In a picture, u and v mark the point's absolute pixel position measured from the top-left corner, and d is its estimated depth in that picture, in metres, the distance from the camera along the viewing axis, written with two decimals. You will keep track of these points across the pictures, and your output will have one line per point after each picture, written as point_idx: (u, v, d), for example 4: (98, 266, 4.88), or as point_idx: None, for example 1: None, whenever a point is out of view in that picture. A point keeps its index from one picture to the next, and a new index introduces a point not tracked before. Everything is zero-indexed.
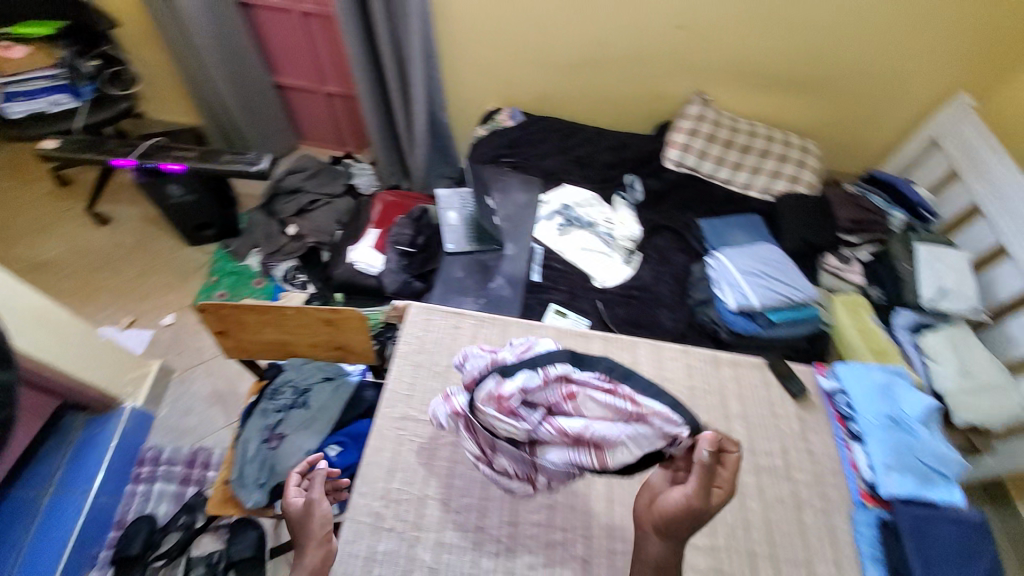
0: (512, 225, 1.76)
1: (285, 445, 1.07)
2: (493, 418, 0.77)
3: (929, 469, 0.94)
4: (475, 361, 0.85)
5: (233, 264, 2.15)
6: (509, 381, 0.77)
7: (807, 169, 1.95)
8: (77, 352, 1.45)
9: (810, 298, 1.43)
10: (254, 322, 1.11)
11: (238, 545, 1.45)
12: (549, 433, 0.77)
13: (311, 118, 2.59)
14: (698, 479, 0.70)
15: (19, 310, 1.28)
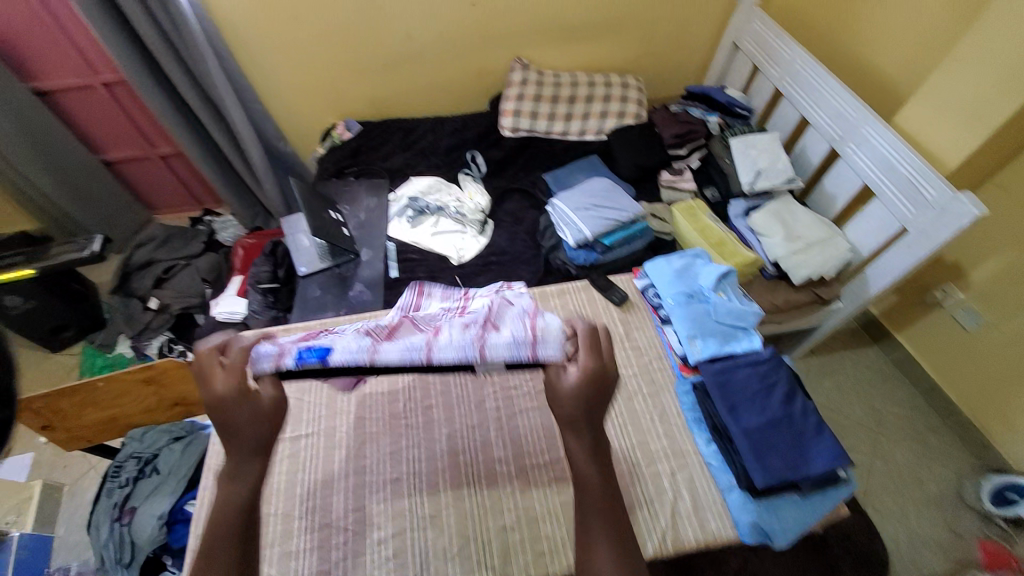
0: (365, 230, 1.75)
1: (137, 517, 1.07)
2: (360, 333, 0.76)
3: (729, 328, 1.05)
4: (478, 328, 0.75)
5: (104, 357, 1.94)
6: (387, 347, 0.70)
7: (632, 102, 1.99)
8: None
9: (637, 214, 1.52)
10: (70, 406, 1.12)
11: None
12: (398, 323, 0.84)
13: (154, 185, 2.31)
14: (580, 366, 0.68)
15: None
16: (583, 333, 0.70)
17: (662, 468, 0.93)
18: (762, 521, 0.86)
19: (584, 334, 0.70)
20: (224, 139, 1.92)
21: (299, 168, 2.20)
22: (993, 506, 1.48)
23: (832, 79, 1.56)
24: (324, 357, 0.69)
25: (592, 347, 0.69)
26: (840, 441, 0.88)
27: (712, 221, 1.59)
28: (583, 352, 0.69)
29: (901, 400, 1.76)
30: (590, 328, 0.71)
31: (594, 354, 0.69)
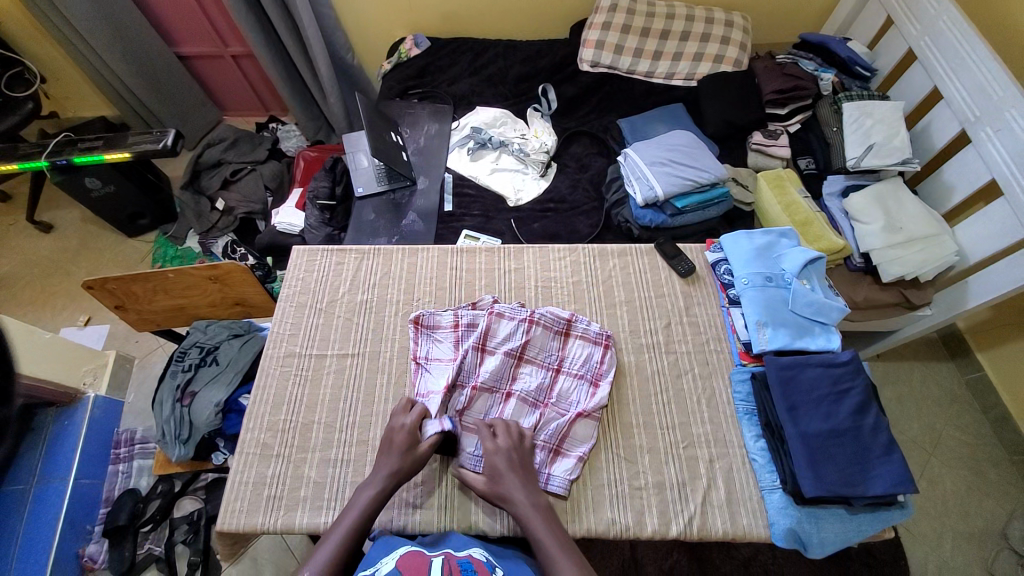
0: (423, 158, 1.70)
1: (196, 401, 1.16)
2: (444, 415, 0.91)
3: (806, 321, 0.96)
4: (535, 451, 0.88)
5: (174, 248, 2.07)
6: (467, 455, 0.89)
7: (734, 45, 1.74)
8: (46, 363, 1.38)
9: (719, 177, 1.37)
10: (143, 291, 1.20)
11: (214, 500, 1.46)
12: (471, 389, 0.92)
13: (223, 85, 2.30)
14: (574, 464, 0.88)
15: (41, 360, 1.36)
16: (501, 438, 0.84)
17: (701, 453, 0.90)
18: (799, 528, 0.82)
19: (508, 435, 0.85)
20: (293, 44, 1.86)
21: (363, 82, 2.12)
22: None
23: (983, 45, 1.29)
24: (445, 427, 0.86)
25: (514, 450, 0.84)
26: (908, 464, 0.81)
27: (802, 197, 1.42)
28: (504, 446, 0.84)
29: (967, 424, 1.62)
30: (513, 433, 0.85)
31: (512, 450, 0.84)
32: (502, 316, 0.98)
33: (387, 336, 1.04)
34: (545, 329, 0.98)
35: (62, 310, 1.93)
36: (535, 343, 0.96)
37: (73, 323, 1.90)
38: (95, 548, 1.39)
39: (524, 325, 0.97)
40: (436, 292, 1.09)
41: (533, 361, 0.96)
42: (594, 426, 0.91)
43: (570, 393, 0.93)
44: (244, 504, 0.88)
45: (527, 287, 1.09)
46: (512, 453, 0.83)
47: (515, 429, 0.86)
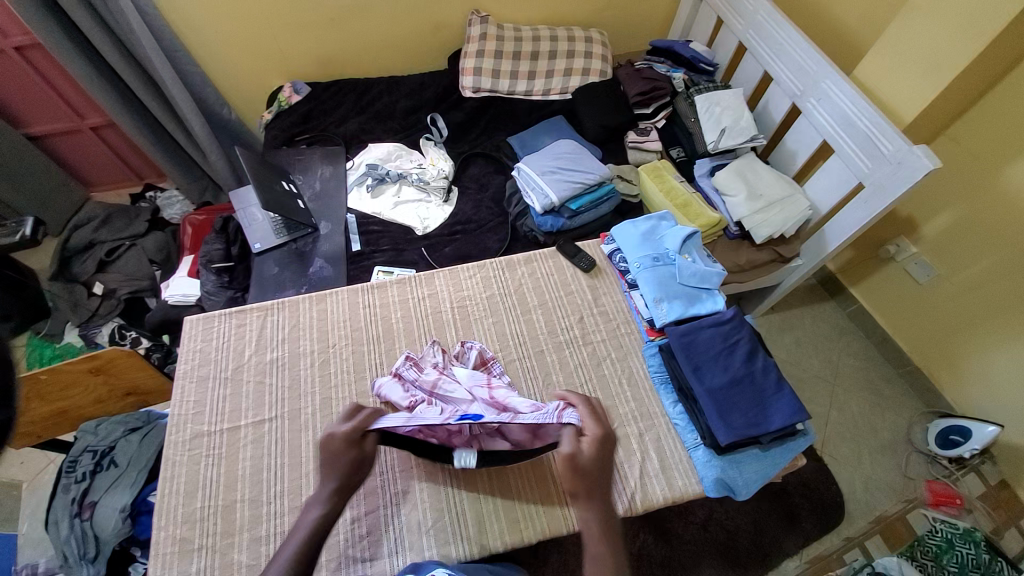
0: (322, 203, 1.66)
1: (98, 511, 1.02)
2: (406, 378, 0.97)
3: (694, 290, 1.07)
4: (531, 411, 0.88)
5: (52, 347, 1.82)
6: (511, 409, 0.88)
7: (597, 58, 1.92)
8: None
9: (604, 175, 1.49)
10: (12, 401, 1.04)
11: None
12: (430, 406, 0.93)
13: (88, 161, 2.10)
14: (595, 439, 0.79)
15: None
16: (592, 442, 0.78)
17: (631, 430, 0.96)
18: (725, 477, 0.90)
19: (598, 441, 0.79)
20: (158, 108, 1.75)
21: (246, 135, 2.04)
22: (941, 449, 1.61)
23: (796, 31, 1.54)
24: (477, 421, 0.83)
25: (598, 457, 0.78)
26: (798, 397, 0.93)
27: (678, 182, 1.59)
28: (592, 455, 0.77)
29: (855, 351, 1.87)
30: (604, 438, 0.79)
31: (595, 457, 0.78)
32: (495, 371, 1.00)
33: (304, 390, 0.99)
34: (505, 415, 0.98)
35: None
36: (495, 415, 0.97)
37: None
38: None
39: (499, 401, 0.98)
40: (352, 334, 1.07)
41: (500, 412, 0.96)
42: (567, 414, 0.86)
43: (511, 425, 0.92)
44: None
45: (443, 310, 1.10)
46: (596, 461, 0.77)
47: (607, 432, 0.81)
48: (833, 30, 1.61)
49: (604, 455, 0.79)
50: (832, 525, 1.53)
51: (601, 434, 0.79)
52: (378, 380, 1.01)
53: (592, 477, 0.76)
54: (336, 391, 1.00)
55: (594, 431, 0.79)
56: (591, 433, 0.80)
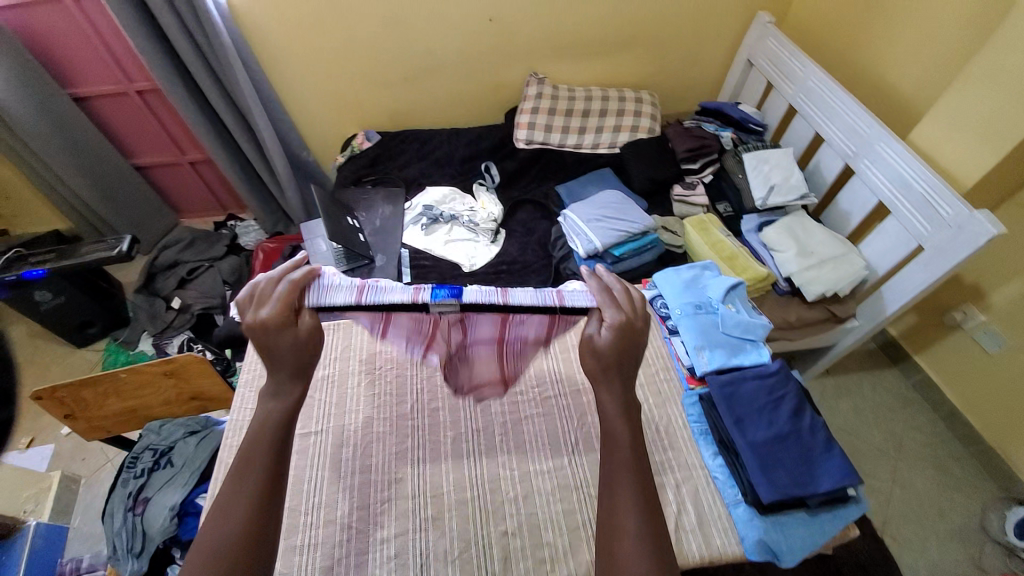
0: (380, 237, 1.80)
1: (150, 507, 1.09)
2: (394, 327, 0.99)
3: (738, 340, 1.06)
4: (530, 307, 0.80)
5: (125, 354, 2.00)
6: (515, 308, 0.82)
7: (646, 117, 2.01)
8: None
9: (649, 225, 1.53)
10: (94, 395, 1.14)
11: None
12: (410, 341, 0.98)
13: (182, 190, 2.40)
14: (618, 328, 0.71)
15: None
16: (610, 328, 0.71)
17: (668, 479, 0.91)
18: (768, 539, 0.85)
19: (617, 326, 0.71)
20: (250, 149, 1.99)
21: (319, 175, 2.26)
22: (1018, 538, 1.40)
23: (845, 96, 1.57)
24: (459, 296, 0.76)
25: (618, 345, 0.70)
26: (850, 458, 0.88)
27: (724, 236, 1.60)
28: (611, 339, 0.70)
29: (918, 423, 1.72)
30: (628, 325, 0.71)
31: (614, 343, 0.70)
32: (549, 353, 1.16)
33: (350, 409, 1.05)
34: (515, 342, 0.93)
35: None
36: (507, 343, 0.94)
37: (11, 448, 1.75)
38: None
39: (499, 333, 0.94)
40: (398, 359, 1.12)
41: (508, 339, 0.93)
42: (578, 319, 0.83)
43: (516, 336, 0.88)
44: None
45: None
46: (616, 347, 0.70)
47: (630, 316, 0.72)
48: (889, 93, 1.62)
49: (626, 343, 0.71)
50: None
51: (619, 319, 0.71)
52: (418, 405, 1.06)
53: (613, 365, 0.70)
54: (379, 411, 1.05)
55: (612, 314, 0.72)
56: (613, 319, 0.72)
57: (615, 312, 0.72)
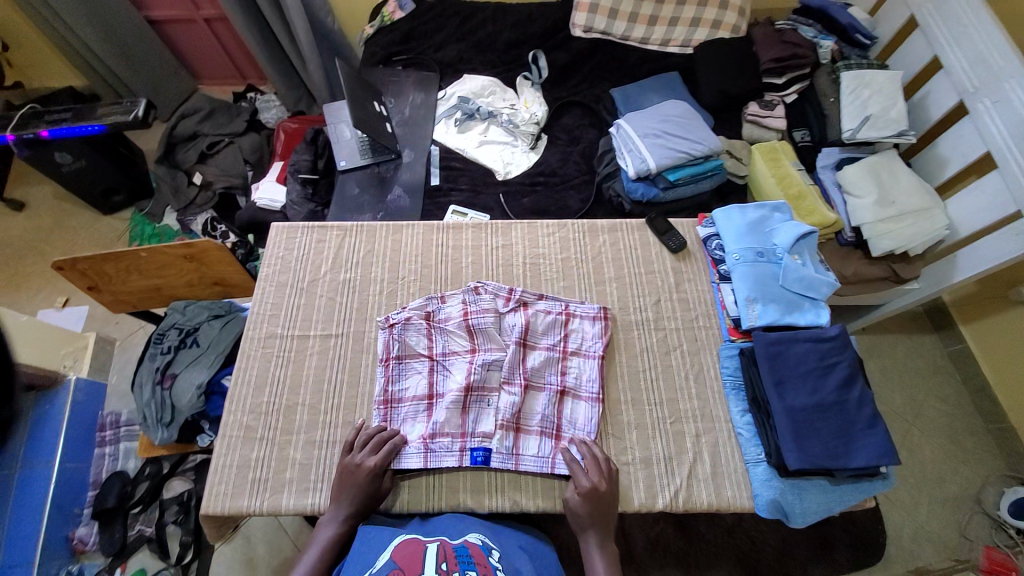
0: (408, 129, 1.63)
1: (177, 383, 1.14)
2: (414, 336, 0.96)
3: (797, 296, 0.95)
4: (537, 438, 0.88)
5: (152, 226, 1.99)
6: (533, 419, 0.89)
7: (733, 10, 1.67)
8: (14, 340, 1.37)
9: (715, 149, 1.33)
10: (115, 270, 1.13)
11: (176, 484, 1.54)
12: (439, 377, 0.94)
13: (198, 52, 2.18)
14: (586, 491, 0.81)
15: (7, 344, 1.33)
16: (580, 495, 0.81)
17: (688, 428, 0.91)
18: (782, 499, 0.84)
19: (586, 492, 0.81)
20: (268, 7, 1.74)
21: (345, 47, 2.00)
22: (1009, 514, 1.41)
23: (986, 11, 1.24)
24: (488, 460, 0.86)
25: (590, 505, 0.81)
26: (892, 438, 0.83)
27: (796, 170, 1.41)
28: (581, 506, 0.80)
29: (942, 393, 1.65)
30: (593, 493, 0.81)
31: (584, 507, 0.81)
32: (576, 354, 0.95)
33: (371, 315, 1.01)
34: (539, 333, 0.96)
35: (38, 292, 1.88)
36: (536, 325, 0.96)
37: (49, 305, 1.85)
38: (84, 531, 1.46)
39: (521, 313, 0.97)
40: (420, 270, 1.05)
41: (539, 346, 0.95)
42: (590, 408, 0.91)
43: (540, 368, 0.93)
44: (228, 486, 0.88)
45: (515, 264, 1.06)
46: (586, 506, 0.81)
47: (598, 484, 0.82)
48: None
49: (597, 506, 0.81)
50: (866, 569, 1.42)
51: (587, 488, 0.81)
52: None
53: (588, 517, 0.80)
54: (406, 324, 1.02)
55: (584, 485, 0.81)
56: (584, 485, 0.82)
57: (586, 479, 0.82)
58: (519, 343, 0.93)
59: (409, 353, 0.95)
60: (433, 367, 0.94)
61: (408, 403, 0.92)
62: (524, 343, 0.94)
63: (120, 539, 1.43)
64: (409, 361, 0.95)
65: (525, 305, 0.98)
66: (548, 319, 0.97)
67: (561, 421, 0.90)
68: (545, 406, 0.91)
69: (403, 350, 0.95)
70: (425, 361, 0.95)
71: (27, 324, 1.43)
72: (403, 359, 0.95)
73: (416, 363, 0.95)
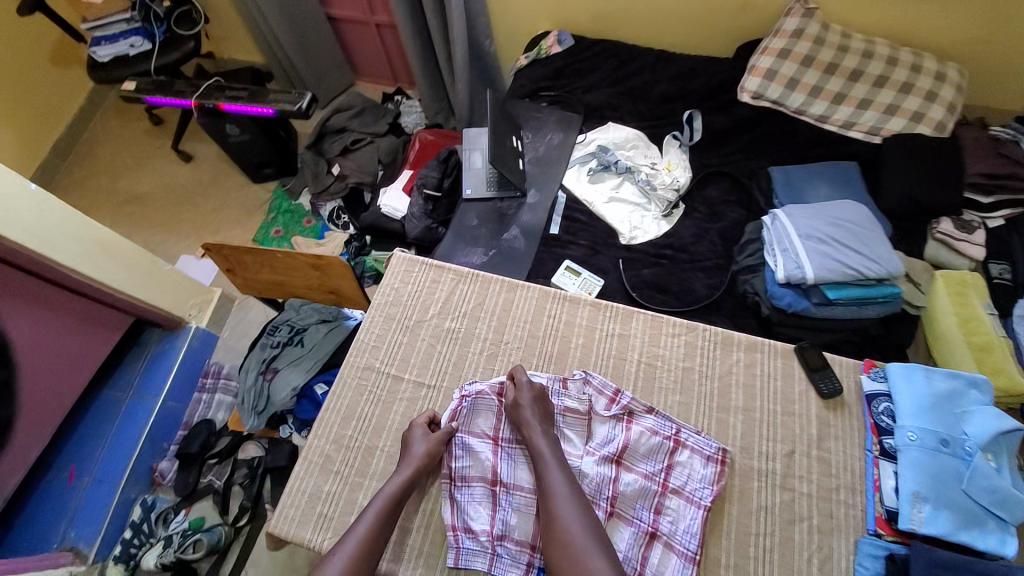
0: (540, 169, 1.59)
1: (277, 378, 1.20)
2: (482, 414, 0.94)
3: (981, 509, 0.80)
4: None
5: (288, 202, 2.17)
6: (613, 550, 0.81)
7: (946, 102, 1.40)
8: (154, 283, 1.51)
9: (894, 273, 1.11)
10: (252, 262, 1.21)
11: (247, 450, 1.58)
12: (502, 464, 0.90)
13: (363, 50, 2.34)
14: (529, 394, 0.89)
15: (143, 286, 1.47)
16: (529, 397, 0.89)
17: None
18: None
19: (528, 392, 0.89)
20: (434, 22, 1.80)
21: (496, 70, 2.00)
22: None
23: None
24: None
25: (539, 407, 0.89)
26: None
27: (988, 314, 1.13)
28: (530, 406, 0.88)
29: None
30: (536, 396, 0.89)
31: (536, 409, 0.88)
32: (676, 493, 0.85)
33: (464, 374, 0.99)
34: (645, 455, 0.87)
35: (186, 238, 2.13)
36: (637, 446, 0.87)
37: (190, 253, 2.09)
38: (166, 465, 1.56)
39: (625, 425, 0.89)
40: (527, 340, 1.01)
41: (637, 468, 0.87)
42: (682, 564, 0.80)
43: (632, 496, 0.84)
44: (297, 512, 0.89)
45: (629, 359, 0.99)
46: (535, 406, 0.88)
47: (536, 387, 0.91)
48: None
49: (542, 406, 0.89)
50: None
51: (530, 387, 0.89)
52: None
53: (539, 417, 0.88)
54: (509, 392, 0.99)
55: (524, 382, 0.91)
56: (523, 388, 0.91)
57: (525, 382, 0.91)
58: (615, 461, 0.86)
59: (473, 427, 0.93)
60: (496, 451, 0.91)
61: (473, 484, 0.89)
62: (618, 463, 0.86)
63: (191, 484, 1.51)
64: (473, 440, 0.92)
65: (631, 419, 0.90)
66: (653, 444, 0.88)
67: (646, 564, 0.80)
68: (630, 539, 0.82)
69: (464, 427, 0.93)
70: (489, 443, 0.92)
71: (168, 273, 1.56)
72: (468, 438, 0.92)
73: (478, 443, 0.92)
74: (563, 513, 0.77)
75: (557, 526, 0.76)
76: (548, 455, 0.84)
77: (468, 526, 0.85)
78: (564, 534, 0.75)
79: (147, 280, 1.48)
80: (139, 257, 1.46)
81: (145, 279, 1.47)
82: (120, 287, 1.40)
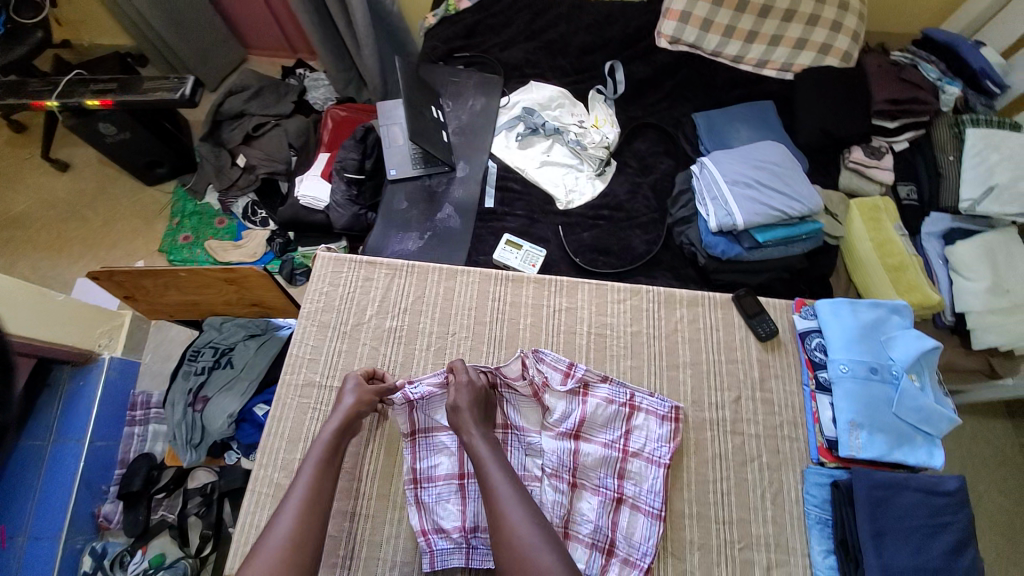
0: (465, 139, 1.49)
1: (209, 407, 1.09)
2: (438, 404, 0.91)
3: (909, 427, 0.89)
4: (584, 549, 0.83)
5: (193, 203, 1.93)
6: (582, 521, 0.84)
7: (847, 32, 1.44)
8: (49, 317, 1.30)
9: (813, 208, 1.16)
10: (152, 285, 1.06)
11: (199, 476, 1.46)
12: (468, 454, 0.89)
13: (249, 19, 2.05)
14: (464, 384, 0.87)
15: (38, 322, 1.26)
16: (462, 387, 0.86)
17: (757, 557, 0.86)
18: None
19: (463, 384, 0.87)
20: None
21: (403, 31, 1.84)
22: None
23: None
24: None
25: (472, 395, 0.87)
26: None
27: (899, 235, 1.23)
28: (469, 397, 0.86)
29: None
30: (477, 388, 0.87)
31: (472, 400, 0.86)
32: (638, 456, 0.88)
33: (413, 371, 0.95)
34: (602, 425, 0.89)
35: (80, 259, 1.86)
36: (594, 419, 0.89)
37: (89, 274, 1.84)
38: (110, 508, 1.42)
39: (581, 400, 0.90)
40: (474, 327, 0.98)
41: (597, 439, 0.89)
42: (651, 524, 0.84)
43: (596, 467, 0.87)
44: None
45: (579, 332, 0.99)
46: (470, 396, 0.86)
47: (472, 376, 0.88)
48: None
49: (478, 395, 0.87)
50: None
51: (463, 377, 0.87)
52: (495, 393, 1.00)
53: (476, 407, 0.86)
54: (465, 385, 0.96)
55: (462, 374, 0.88)
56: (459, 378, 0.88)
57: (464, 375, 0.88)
58: (574, 436, 0.88)
59: (432, 421, 0.90)
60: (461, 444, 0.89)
61: (440, 483, 0.87)
62: (576, 438, 0.88)
63: (142, 522, 1.38)
64: (437, 436, 0.90)
65: (586, 392, 0.91)
66: (609, 414, 0.90)
67: (617, 527, 0.84)
68: (598, 508, 0.85)
69: (423, 420, 0.90)
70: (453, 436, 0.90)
71: (64, 305, 1.35)
72: (430, 435, 0.90)
73: (440, 436, 0.90)
74: (511, 519, 0.73)
75: (502, 525, 0.73)
76: (489, 455, 0.80)
77: (439, 526, 0.84)
78: (511, 532, 0.72)
79: (41, 314, 1.27)
80: (26, 290, 1.24)
81: (38, 314, 1.27)
82: (12, 329, 1.19)
